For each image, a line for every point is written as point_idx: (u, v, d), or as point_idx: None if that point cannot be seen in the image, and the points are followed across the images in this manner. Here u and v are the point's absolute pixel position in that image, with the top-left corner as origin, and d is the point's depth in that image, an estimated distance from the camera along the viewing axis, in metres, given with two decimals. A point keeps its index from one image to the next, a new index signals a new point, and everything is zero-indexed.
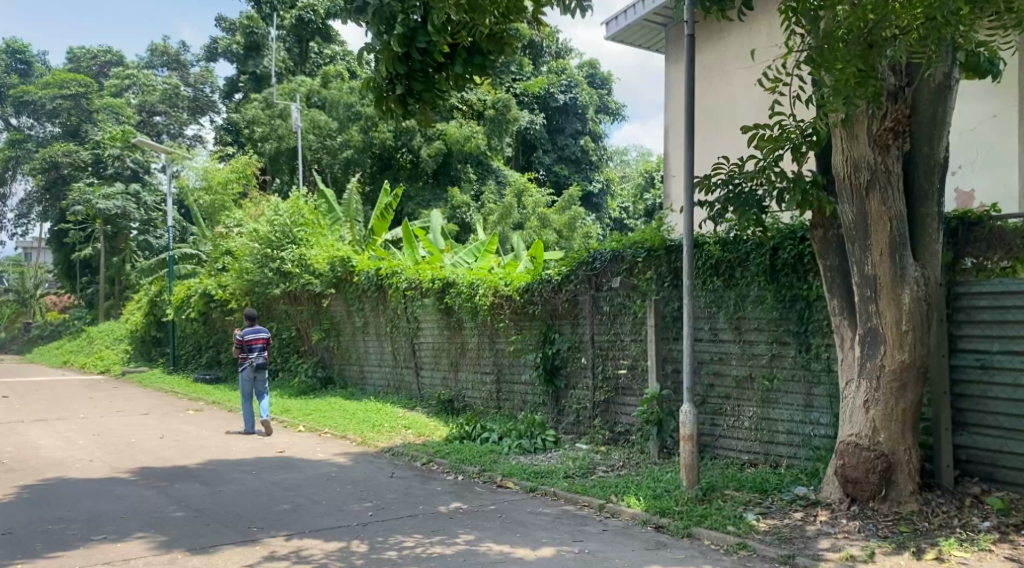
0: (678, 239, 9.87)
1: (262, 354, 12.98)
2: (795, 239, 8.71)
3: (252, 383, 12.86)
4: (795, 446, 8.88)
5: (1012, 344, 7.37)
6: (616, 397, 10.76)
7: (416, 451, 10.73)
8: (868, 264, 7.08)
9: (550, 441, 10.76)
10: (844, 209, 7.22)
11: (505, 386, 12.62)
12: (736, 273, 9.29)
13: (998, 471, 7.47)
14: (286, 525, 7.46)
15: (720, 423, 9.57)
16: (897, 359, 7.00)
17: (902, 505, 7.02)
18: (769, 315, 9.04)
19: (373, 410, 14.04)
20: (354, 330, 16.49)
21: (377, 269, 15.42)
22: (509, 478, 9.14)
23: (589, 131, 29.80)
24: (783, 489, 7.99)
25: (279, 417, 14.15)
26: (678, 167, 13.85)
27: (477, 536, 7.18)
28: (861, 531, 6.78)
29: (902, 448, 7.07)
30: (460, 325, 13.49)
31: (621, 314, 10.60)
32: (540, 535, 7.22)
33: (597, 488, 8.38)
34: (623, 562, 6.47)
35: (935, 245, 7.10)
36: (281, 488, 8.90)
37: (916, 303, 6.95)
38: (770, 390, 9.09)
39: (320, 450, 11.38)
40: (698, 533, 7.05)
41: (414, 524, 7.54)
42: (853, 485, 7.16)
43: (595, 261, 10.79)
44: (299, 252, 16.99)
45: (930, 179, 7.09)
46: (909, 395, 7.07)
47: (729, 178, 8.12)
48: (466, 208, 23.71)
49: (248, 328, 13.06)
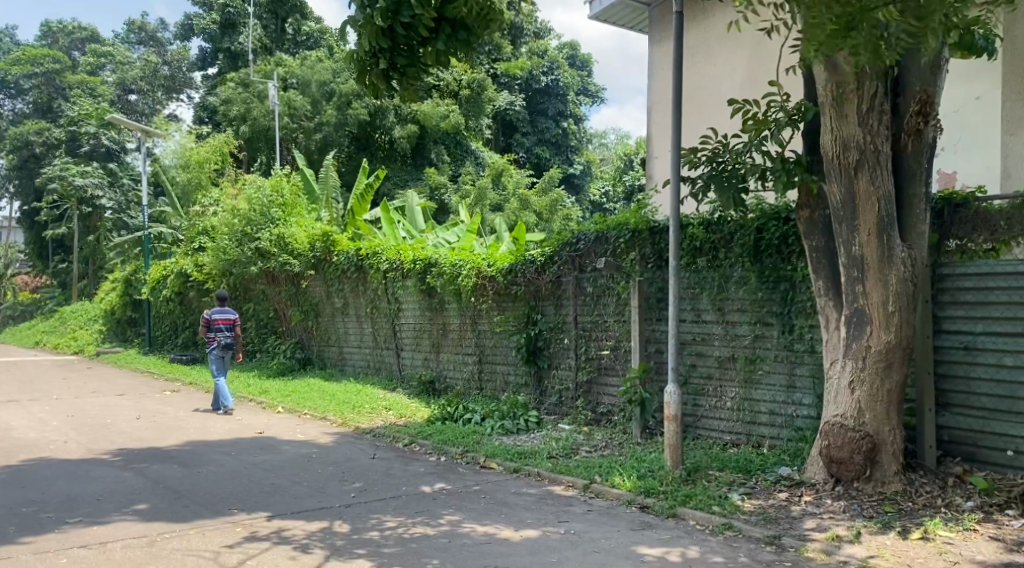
0: (662, 220, 9.81)
1: (229, 334, 12.92)
2: (779, 220, 8.65)
3: (219, 363, 12.81)
4: (777, 427, 8.88)
5: (995, 325, 7.40)
6: (598, 377, 10.72)
7: (397, 432, 10.64)
8: (855, 244, 7.04)
9: (533, 421, 10.72)
10: (832, 188, 7.16)
11: (487, 367, 12.54)
12: (720, 254, 9.27)
13: (980, 451, 7.50)
14: (266, 506, 7.34)
15: (703, 403, 9.57)
16: (883, 339, 6.99)
17: (886, 485, 7.04)
18: (753, 296, 9.02)
19: (353, 391, 13.92)
20: (333, 311, 16.34)
21: (357, 250, 15.27)
22: (491, 459, 9.08)
23: (570, 113, 29.63)
24: (766, 469, 7.99)
25: (257, 398, 13.99)
26: (662, 147, 13.77)
27: (462, 517, 7.11)
28: (846, 511, 6.79)
29: (886, 429, 7.09)
30: (442, 307, 13.39)
31: (605, 295, 10.53)
32: (525, 515, 7.17)
33: (580, 469, 8.34)
34: (609, 543, 6.42)
35: (922, 226, 7.11)
36: (261, 469, 8.78)
37: (902, 284, 6.95)
38: (753, 370, 9.08)
39: (299, 431, 11.26)
40: (684, 513, 7.02)
41: (397, 505, 7.46)
42: (838, 466, 7.16)
43: (579, 243, 10.72)
44: (275, 231, 16.74)
45: (918, 160, 7.09)
46: (894, 376, 7.07)
47: (714, 155, 8.04)
48: (446, 189, 23.52)
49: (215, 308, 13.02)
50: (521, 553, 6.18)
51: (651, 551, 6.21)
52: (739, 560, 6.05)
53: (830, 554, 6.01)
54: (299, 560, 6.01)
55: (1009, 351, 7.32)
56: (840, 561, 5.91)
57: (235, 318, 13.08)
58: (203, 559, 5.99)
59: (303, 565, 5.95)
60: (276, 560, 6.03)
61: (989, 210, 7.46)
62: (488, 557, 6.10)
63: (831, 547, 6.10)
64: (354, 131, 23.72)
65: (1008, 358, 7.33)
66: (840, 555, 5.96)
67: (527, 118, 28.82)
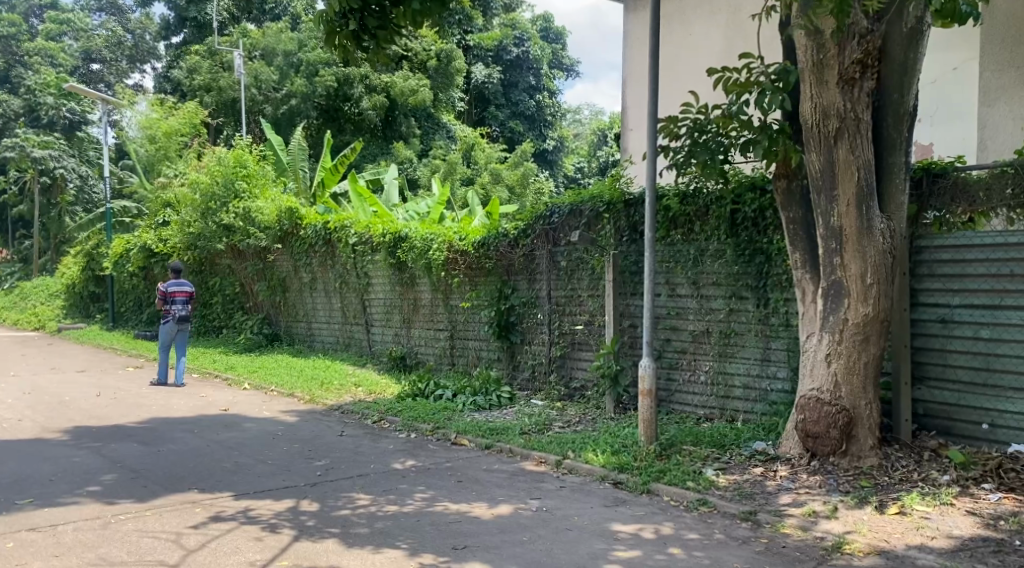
0: (637, 193, 9.64)
1: (185, 307, 12.70)
2: (756, 191, 8.49)
3: (174, 336, 12.65)
4: (751, 401, 8.78)
5: (971, 297, 7.33)
6: (571, 352, 10.56)
7: (366, 409, 10.41)
8: (834, 215, 6.90)
9: (505, 397, 10.54)
10: (811, 158, 7.00)
11: (458, 343, 12.33)
12: (696, 227, 9.13)
13: (955, 425, 7.45)
14: (228, 486, 7.09)
15: (676, 378, 9.45)
16: (860, 312, 6.87)
17: (862, 460, 6.94)
18: (728, 269, 8.86)
19: (322, 367, 13.67)
20: (301, 286, 16.04)
21: (325, 223, 14.93)
22: (463, 435, 8.89)
23: (543, 86, 29.26)
24: (741, 444, 7.88)
25: (224, 374, 13.69)
26: (637, 119, 13.58)
27: (432, 495, 6.91)
28: (822, 486, 6.69)
29: (863, 403, 6.98)
30: (412, 282, 13.14)
31: (578, 269, 10.34)
32: (497, 493, 6.99)
33: (553, 445, 8.18)
34: (582, 520, 6.26)
35: (901, 196, 6.98)
36: (225, 447, 8.53)
37: (880, 256, 6.83)
38: (727, 344, 8.96)
39: (265, 408, 10.99)
40: (658, 489, 6.88)
41: (365, 484, 7.25)
42: (814, 440, 7.06)
43: (552, 216, 10.52)
44: (240, 205, 16.33)
45: (898, 129, 6.92)
46: (871, 349, 6.96)
47: (696, 124, 7.88)
48: (415, 163, 23.10)
49: (171, 280, 12.57)
50: (492, 531, 6.00)
51: (625, 528, 6.06)
52: (715, 536, 5.91)
53: (807, 530, 5.89)
54: (263, 541, 5.79)
55: (985, 323, 7.25)
56: (817, 537, 5.79)
57: (189, 289, 12.82)
58: (160, 541, 5.75)
59: (266, 546, 5.72)
60: (237, 541, 5.79)
61: (968, 180, 7.34)
62: (459, 535, 5.92)
63: (807, 523, 5.98)
64: (323, 103, 23.23)
65: (984, 331, 7.26)
66: (817, 531, 5.85)
67: (501, 91, 28.42)
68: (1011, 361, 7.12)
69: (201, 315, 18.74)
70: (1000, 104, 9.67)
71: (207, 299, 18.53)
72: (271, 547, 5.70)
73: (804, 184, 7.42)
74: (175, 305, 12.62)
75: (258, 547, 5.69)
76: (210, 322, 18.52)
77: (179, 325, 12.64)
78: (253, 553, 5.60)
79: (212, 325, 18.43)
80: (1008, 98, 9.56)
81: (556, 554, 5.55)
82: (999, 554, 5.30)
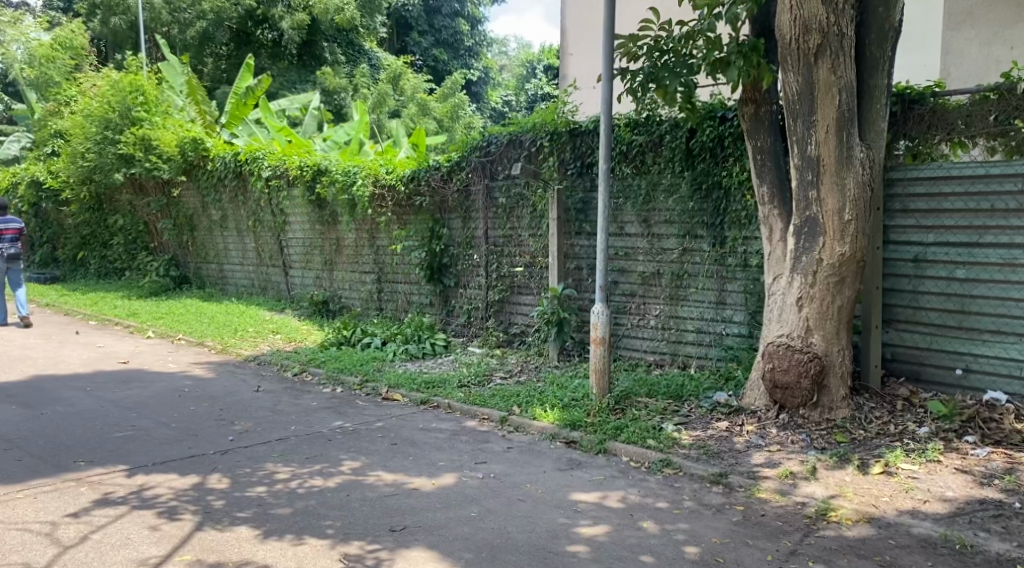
0: (584, 121, 8.80)
1: (14, 243, 11.90)
2: (714, 119, 7.73)
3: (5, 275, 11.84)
4: (704, 346, 8.15)
5: (947, 235, 6.77)
6: (511, 296, 9.76)
7: (285, 359, 9.48)
8: (811, 143, 6.23)
9: (440, 345, 9.73)
10: (787, 79, 6.28)
11: (386, 287, 11.40)
12: (648, 159, 8.37)
13: (925, 370, 6.93)
14: (122, 457, 6.12)
15: (624, 322, 8.76)
16: (836, 252, 6.25)
17: (834, 411, 6.35)
18: (682, 206, 8.14)
19: (236, 313, 12.61)
20: (211, 225, 14.87)
21: (235, 154, 13.69)
22: (395, 390, 8.05)
23: (467, 13, 27.87)
24: (700, 395, 7.20)
25: (125, 321, 12.49)
26: (580, 43, 12.79)
27: (365, 463, 6.08)
28: (795, 442, 6.09)
29: (835, 350, 6.39)
30: (335, 220, 12.11)
31: (518, 206, 9.50)
32: (437, 457, 6.19)
33: (496, 400, 7.43)
34: (536, 488, 5.54)
35: (881, 122, 6.35)
36: (120, 409, 7.53)
37: (859, 190, 6.21)
38: (681, 286, 8.29)
39: (171, 359, 9.93)
40: (615, 448, 6.20)
41: (286, 450, 6.38)
42: (783, 392, 6.43)
43: (490, 146, 9.62)
44: (137, 132, 14.71)
45: (882, 47, 6.26)
46: (846, 291, 6.36)
47: (657, 43, 7.13)
48: (338, 93, 21.69)
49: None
50: (436, 507, 5.23)
51: (586, 497, 5.36)
52: (684, 503, 5.27)
53: (786, 496, 5.32)
54: (161, 531, 4.91)
55: (961, 263, 6.71)
56: (799, 503, 5.23)
57: (19, 225, 11.90)
58: (31, 534, 4.83)
59: (164, 536, 4.85)
60: (129, 530, 4.91)
61: (947, 107, 6.73)
62: (397, 514, 5.12)
63: (786, 487, 5.41)
64: (235, 25, 21.28)
65: (960, 271, 6.73)
66: (798, 496, 5.28)
67: (424, 17, 26.94)
68: (988, 303, 6.62)
69: (102, 256, 17.36)
70: (966, 27, 9.13)
71: (108, 239, 17.11)
72: (170, 538, 4.83)
73: (772, 111, 6.79)
74: (4, 243, 11.76)
75: (154, 538, 4.82)
76: (112, 264, 17.13)
77: (11, 263, 11.82)
78: (147, 546, 4.73)
79: (114, 267, 17.06)
80: (975, 21, 9.04)
81: (511, 534, 4.82)
82: (1001, 519, 4.79)
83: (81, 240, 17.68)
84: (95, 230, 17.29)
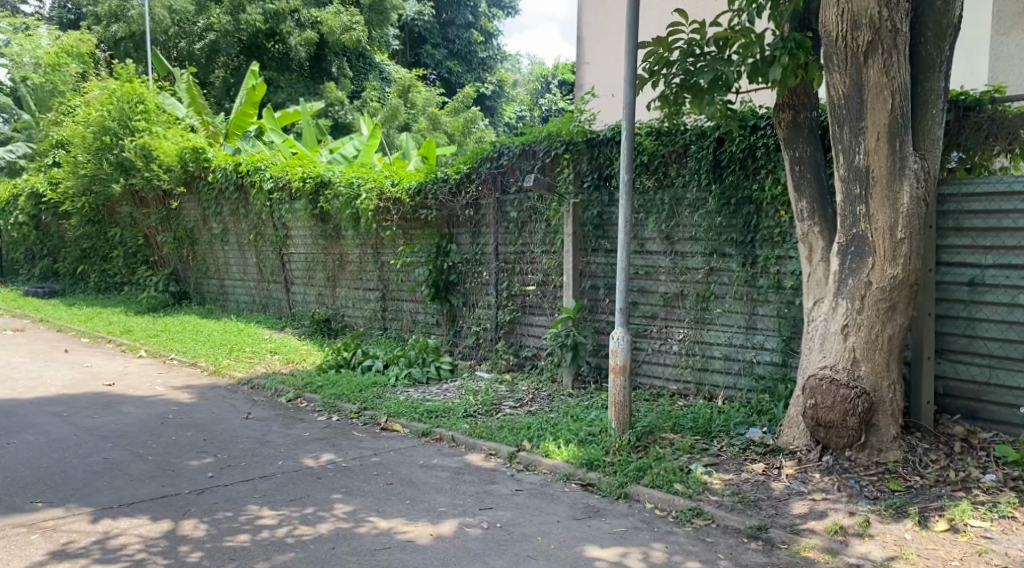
0: (602, 130, 8.19)
1: None
2: (745, 129, 7.10)
3: None
4: (732, 376, 7.46)
5: (1008, 256, 6.02)
6: (522, 317, 9.09)
7: (280, 383, 8.82)
8: (859, 152, 5.57)
9: (446, 369, 9.06)
10: (833, 80, 5.63)
11: (390, 305, 10.77)
12: (672, 171, 7.70)
13: (984, 408, 6.16)
14: (87, 497, 5.49)
15: (644, 347, 8.06)
16: (887, 274, 5.56)
17: (884, 453, 5.64)
18: (708, 221, 7.46)
19: (234, 331, 11.99)
20: (212, 239, 14.32)
21: (236, 165, 13.14)
22: (396, 419, 7.41)
23: (480, 26, 27.50)
24: (731, 431, 6.50)
25: (118, 339, 11.89)
26: (597, 51, 12.24)
27: (356, 506, 5.41)
28: (842, 489, 5.38)
29: (885, 384, 5.70)
30: (338, 235, 11.51)
31: (531, 220, 8.85)
32: (436, 501, 5.52)
33: (504, 432, 6.76)
34: (549, 541, 4.88)
35: (937, 129, 5.65)
36: (97, 438, 6.91)
37: (914, 205, 5.53)
38: (706, 309, 7.60)
39: (159, 382, 9.31)
40: (637, 493, 5.54)
41: (270, 489, 5.73)
42: (826, 431, 5.73)
43: (500, 157, 9.00)
44: (138, 141, 14.19)
45: (938, 46, 5.59)
46: (897, 319, 5.67)
47: (689, 47, 6.53)
48: (342, 106, 21.16)
49: None
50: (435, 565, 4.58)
51: (605, 555, 4.71)
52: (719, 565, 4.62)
53: (836, 555, 4.68)
54: None
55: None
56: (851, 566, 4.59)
57: None
58: None
59: None
60: None
61: (1008, 114, 6.03)
62: None
63: (835, 544, 4.76)
64: (243, 38, 20.92)
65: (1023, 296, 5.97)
66: (850, 556, 4.64)
67: (437, 30, 26.50)
68: None
69: (101, 269, 16.88)
70: (1017, 32, 8.51)
71: (107, 252, 16.63)
72: None
73: (812, 118, 6.13)
74: None
75: None
76: (112, 278, 16.63)
77: None
78: None
79: (114, 281, 16.56)
80: None
81: None
82: None
83: (81, 253, 17.21)
84: (96, 242, 16.80)
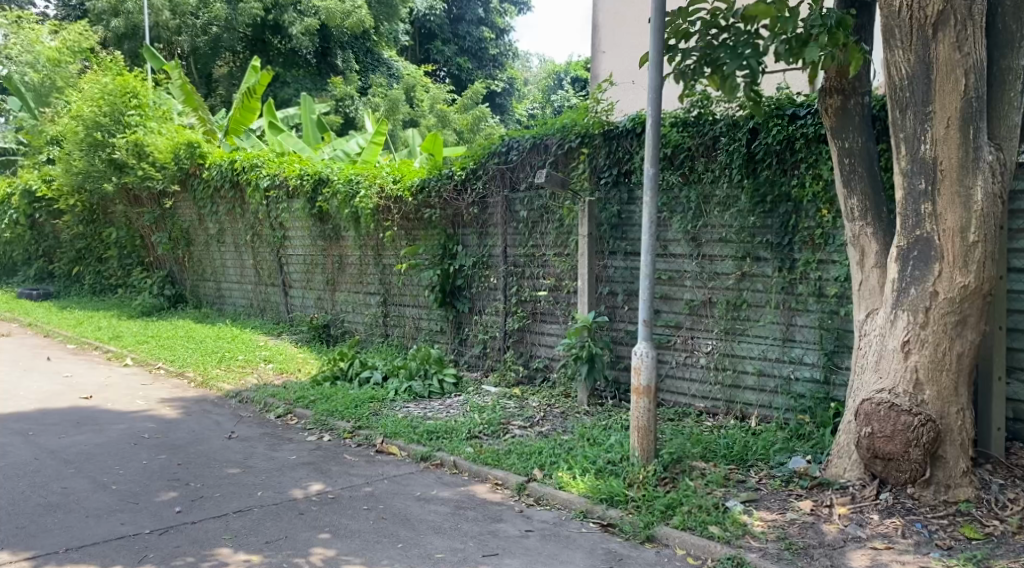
0: (620, 121, 7.42)
1: None
2: (782, 118, 6.34)
3: None
4: (768, 394, 6.68)
5: None
6: (533, 325, 8.33)
7: (270, 397, 8.10)
8: (925, 141, 4.79)
9: (450, 382, 8.31)
10: (895, 58, 4.85)
11: (392, 311, 10.02)
12: (698, 165, 6.90)
13: None
14: (33, 538, 4.79)
15: (667, 360, 7.27)
16: (958, 283, 4.77)
17: (952, 491, 4.87)
18: (740, 221, 6.68)
19: (227, 337, 11.27)
20: (207, 239, 13.67)
21: (231, 162, 12.43)
22: (392, 441, 6.66)
23: (490, 21, 26.77)
24: (771, 460, 5.71)
25: (105, 346, 11.22)
26: (614, 37, 11.46)
27: (342, 550, 4.71)
28: (909, 537, 4.62)
29: (952, 411, 4.92)
30: (337, 235, 10.79)
31: (542, 220, 8.10)
32: (433, 545, 4.79)
33: (513, 458, 6.01)
34: None
35: (1015, 115, 4.85)
36: (59, 462, 6.21)
37: (988, 203, 4.75)
38: (737, 318, 6.81)
39: (141, 394, 8.61)
40: (666, 535, 4.80)
41: (246, 526, 5.02)
42: (884, 464, 4.95)
43: (510, 152, 8.24)
44: (132, 137, 13.54)
45: (1018, 18, 4.81)
46: (968, 335, 4.88)
47: (712, 17, 5.81)
48: (351, 100, 20.49)
49: None
50: None
51: None
52: None
53: None
54: None
55: None
56: None
57: None
58: None
59: None
60: None
61: None
62: None
63: None
64: (248, 32, 20.23)
65: None
66: None
67: (448, 25, 25.80)
68: None
69: (97, 271, 16.28)
70: None
71: (103, 253, 16.02)
72: None
73: (862, 103, 5.34)
74: None
75: None
76: (107, 279, 16.01)
77: None
78: None
79: (110, 283, 15.92)
80: None
81: None
82: None
83: (76, 254, 16.58)
84: (90, 243, 16.17)
